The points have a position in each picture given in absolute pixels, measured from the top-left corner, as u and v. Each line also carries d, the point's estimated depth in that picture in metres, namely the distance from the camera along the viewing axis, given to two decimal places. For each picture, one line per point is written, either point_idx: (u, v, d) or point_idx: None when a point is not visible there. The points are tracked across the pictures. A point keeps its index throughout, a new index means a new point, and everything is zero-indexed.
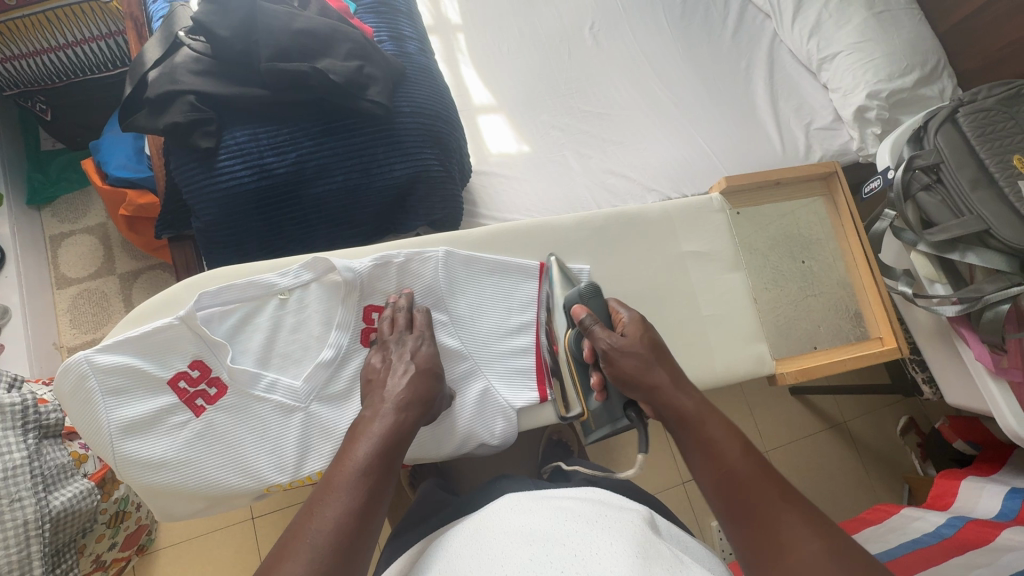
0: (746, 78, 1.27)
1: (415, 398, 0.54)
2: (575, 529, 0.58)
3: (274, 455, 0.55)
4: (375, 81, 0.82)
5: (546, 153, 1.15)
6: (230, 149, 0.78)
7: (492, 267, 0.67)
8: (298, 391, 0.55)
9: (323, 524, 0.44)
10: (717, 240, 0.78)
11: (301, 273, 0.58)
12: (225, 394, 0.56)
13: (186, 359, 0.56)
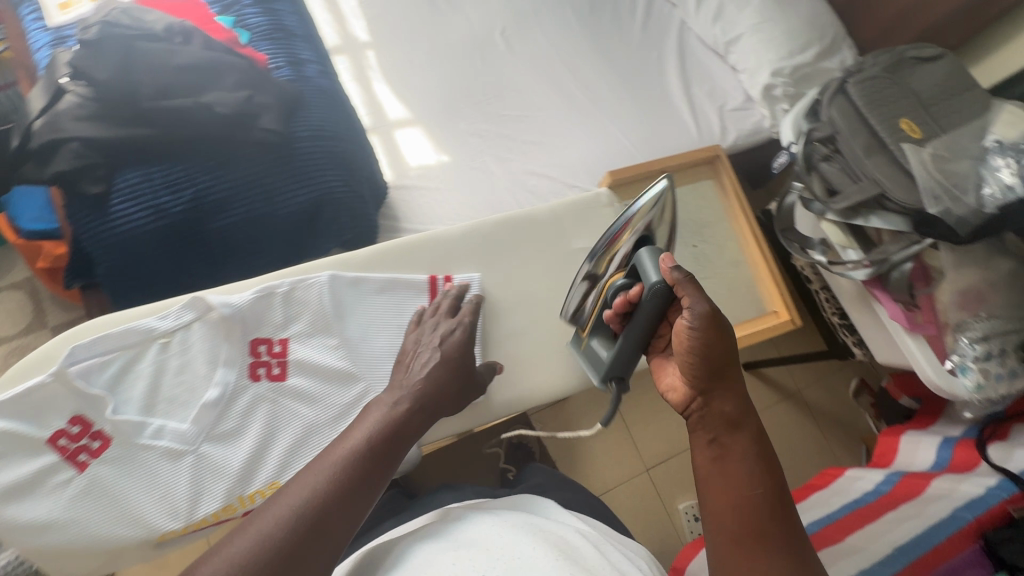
0: (659, 67, 1.29)
1: (437, 385, 0.58)
2: (503, 534, 0.51)
3: (166, 502, 0.53)
4: (267, 109, 0.81)
5: (466, 161, 1.15)
6: (122, 192, 0.77)
7: (382, 286, 0.63)
8: (185, 434, 0.54)
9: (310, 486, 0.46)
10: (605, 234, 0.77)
11: (180, 315, 0.56)
12: (110, 446, 0.53)
13: (65, 415, 0.54)
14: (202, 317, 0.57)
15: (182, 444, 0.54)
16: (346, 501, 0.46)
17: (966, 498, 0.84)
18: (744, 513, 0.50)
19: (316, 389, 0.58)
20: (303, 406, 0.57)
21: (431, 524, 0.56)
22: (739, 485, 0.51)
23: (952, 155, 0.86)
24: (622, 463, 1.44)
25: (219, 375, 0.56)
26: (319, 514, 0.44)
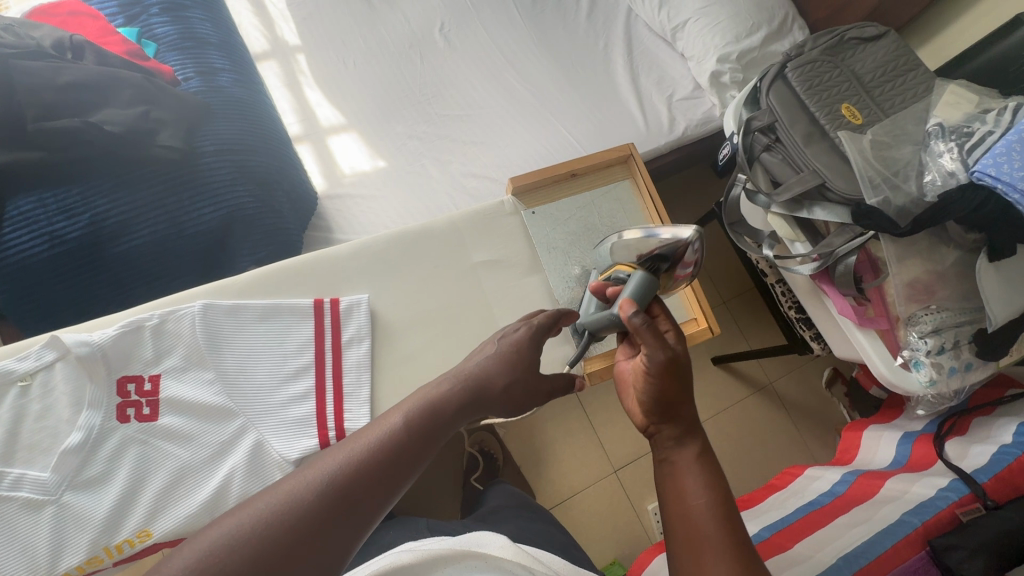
0: (606, 58, 1.24)
1: (501, 368, 0.55)
2: None
3: (24, 558, 0.49)
4: (165, 125, 0.77)
5: (405, 165, 1.11)
6: (15, 220, 0.73)
7: (263, 312, 0.60)
8: (47, 483, 0.50)
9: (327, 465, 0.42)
10: (511, 245, 0.70)
11: (43, 354, 0.53)
12: None
13: None
14: (65, 356, 0.53)
15: (43, 495, 0.50)
16: (368, 485, 0.42)
17: (917, 502, 0.80)
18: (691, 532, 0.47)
19: (191, 427, 0.54)
20: (175, 446, 0.53)
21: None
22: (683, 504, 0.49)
23: (893, 141, 0.82)
24: (588, 466, 1.41)
25: (84, 418, 0.52)
26: (332, 496, 0.40)
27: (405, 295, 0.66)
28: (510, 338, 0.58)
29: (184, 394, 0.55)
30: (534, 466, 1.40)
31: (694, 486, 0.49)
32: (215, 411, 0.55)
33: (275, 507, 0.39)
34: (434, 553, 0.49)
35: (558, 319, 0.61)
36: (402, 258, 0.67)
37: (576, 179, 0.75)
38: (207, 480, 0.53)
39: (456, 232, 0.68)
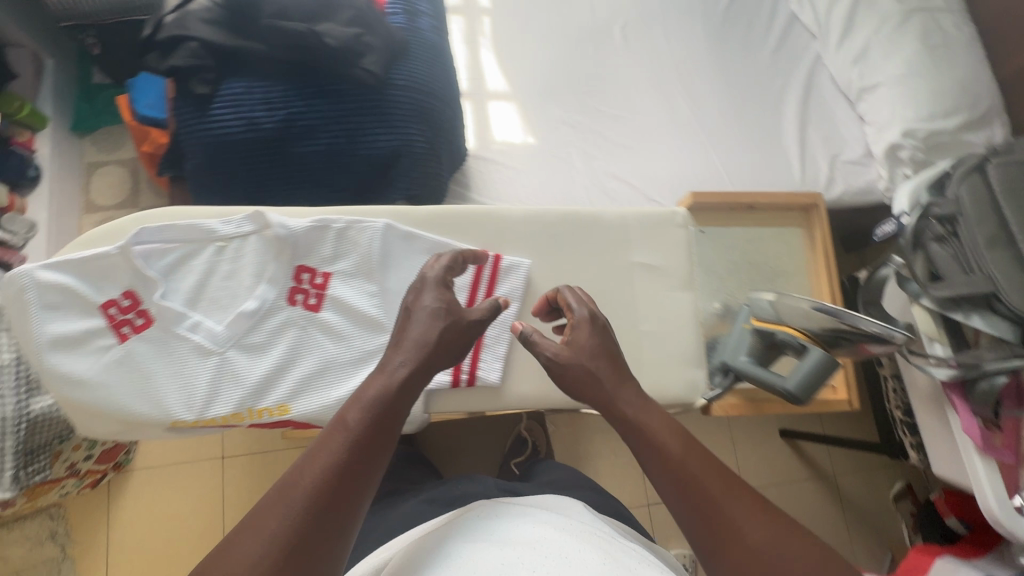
0: (778, 100, 1.20)
1: (438, 340, 0.56)
2: (545, 534, 0.59)
3: (183, 394, 0.62)
4: (372, 51, 0.82)
5: (552, 148, 1.13)
6: (224, 99, 0.81)
7: (431, 247, 0.69)
8: (217, 334, 0.63)
9: (297, 492, 0.44)
10: (672, 254, 0.74)
11: (242, 225, 0.64)
12: (150, 326, 0.62)
13: (119, 288, 0.62)
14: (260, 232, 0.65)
15: (212, 344, 0.63)
16: (333, 501, 0.45)
17: None
18: (669, 466, 0.52)
19: (347, 327, 0.66)
20: (326, 340, 0.66)
21: (466, 521, 0.63)
22: (649, 437, 0.54)
23: None
24: (624, 491, 1.39)
25: (261, 291, 0.64)
26: (311, 514, 0.44)
27: (567, 270, 0.72)
28: (432, 302, 0.58)
29: (341, 298, 0.66)
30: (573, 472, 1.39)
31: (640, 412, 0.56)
32: (371, 322, 0.66)
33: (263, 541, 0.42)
34: (514, 500, 0.67)
35: (465, 260, 0.65)
36: (569, 236, 0.73)
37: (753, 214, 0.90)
38: (347, 376, 0.65)
39: (625, 228, 0.74)
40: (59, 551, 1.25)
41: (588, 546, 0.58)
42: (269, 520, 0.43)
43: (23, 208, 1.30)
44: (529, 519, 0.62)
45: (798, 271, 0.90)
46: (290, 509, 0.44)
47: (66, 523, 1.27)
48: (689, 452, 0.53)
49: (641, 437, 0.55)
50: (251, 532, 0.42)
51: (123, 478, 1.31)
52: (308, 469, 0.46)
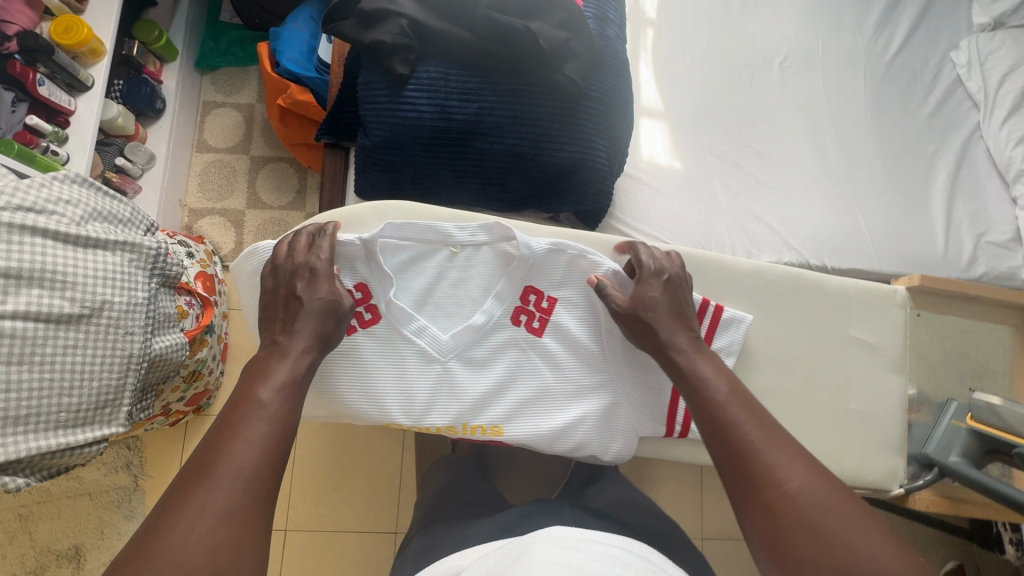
0: (929, 165, 1.17)
1: (319, 338, 0.60)
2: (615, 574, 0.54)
3: (405, 399, 0.68)
4: (576, 58, 0.80)
5: (697, 176, 1.10)
6: (420, 82, 0.79)
7: None
8: (442, 344, 0.68)
9: (227, 471, 0.48)
10: (886, 336, 0.79)
11: (478, 234, 0.69)
12: (376, 323, 0.68)
13: (354, 279, 0.68)
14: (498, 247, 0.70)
15: (435, 351, 0.68)
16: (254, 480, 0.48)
17: None
18: (730, 429, 0.55)
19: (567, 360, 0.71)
20: (545, 368, 0.71)
21: (532, 545, 0.59)
22: (698, 384, 0.60)
23: None
24: (682, 522, 1.39)
25: (488, 306, 0.69)
26: (245, 484, 0.48)
27: (786, 335, 0.76)
28: (322, 296, 0.61)
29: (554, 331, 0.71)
30: None
31: (708, 379, 0.60)
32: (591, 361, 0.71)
33: (206, 517, 0.45)
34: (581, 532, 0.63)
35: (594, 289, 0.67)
36: (791, 302, 0.76)
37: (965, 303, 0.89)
38: (560, 408, 0.70)
39: (847, 301, 0.78)
40: (132, 481, 1.28)
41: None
42: (205, 495, 0.46)
43: (144, 138, 1.30)
44: (610, 558, 0.58)
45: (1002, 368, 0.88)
46: (223, 487, 0.47)
47: (141, 454, 1.29)
48: (748, 418, 0.56)
49: (702, 404, 0.58)
50: (191, 504, 0.45)
51: (200, 420, 1.32)
52: (237, 446, 0.49)
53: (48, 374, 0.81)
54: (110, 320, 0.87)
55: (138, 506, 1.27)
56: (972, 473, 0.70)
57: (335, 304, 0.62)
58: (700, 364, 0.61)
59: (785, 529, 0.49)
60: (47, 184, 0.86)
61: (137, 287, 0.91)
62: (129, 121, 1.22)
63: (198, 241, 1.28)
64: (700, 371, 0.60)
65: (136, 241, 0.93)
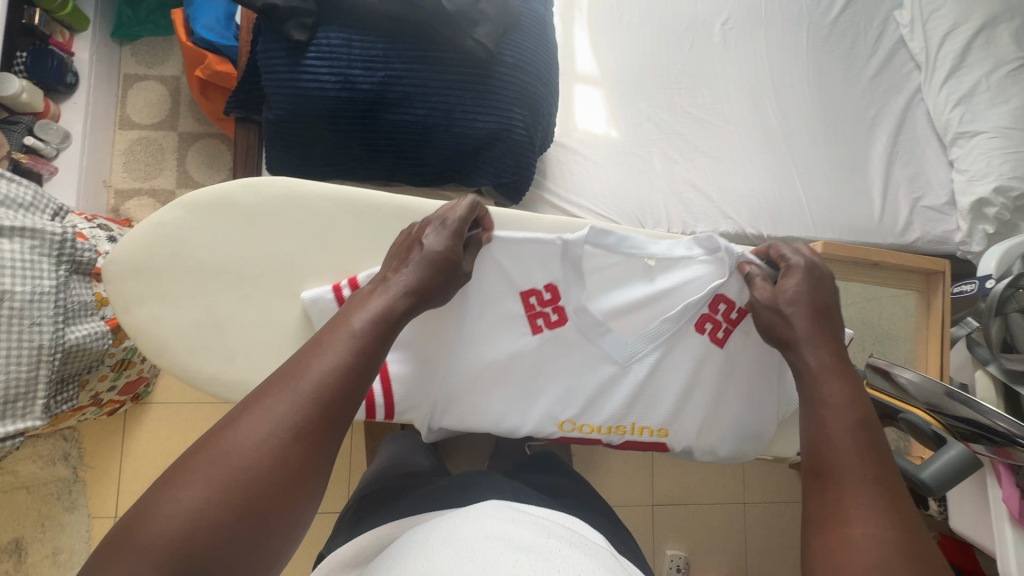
0: (870, 129, 1.15)
1: (420, 288, 0.51)
2: (560, 547, 0.54)
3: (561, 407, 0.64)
4: (487, 20, 0.75)
5: (633, 146, 1.06)
6: (320, 49, 0.74)
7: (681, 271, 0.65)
8: (621, 347, 0.64)
9: (305, 386, 0.42)
10: None
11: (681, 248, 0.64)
12: (564, 326, 0.63)
13: (542, 279, 0.62)
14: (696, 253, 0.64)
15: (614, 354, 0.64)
16: (325, 420, 0.42)
17: None
18: (829, 446, 0.50)
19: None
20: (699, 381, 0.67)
21: (473, 518, 0.58)
22: (821, 401, 0.53)
23: None
24: (632, 489, 1.41)
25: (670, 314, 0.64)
26: (316, 404, 0.42)
27: None
28: (438, 247, 0.52)
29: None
30: (585, 464, 1.39)
31: (839, 404, 0.53)
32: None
33: (275, 433, 0.40)
34: (528, 510, 0.62)
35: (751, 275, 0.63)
36: None
37: (877, 270, 0.89)
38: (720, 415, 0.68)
39: None
40: (71, 473, 1.25)
41: (602, 569, 0.52)
42: (279, 404, 0.42)
43: (58, 115, 1.23)
44: (546, 530, 0.58)
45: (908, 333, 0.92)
46: (297, 399, 0.42)
47: (79, 446, 1.26)
48: (866, 458, 0.49)
49: (819, 428, 0.52)
50: (262, 407, 0.41)
51: (140, 409, 1.29)
52: (320, 361, 0.44)
53: None
54: (13, 311, 0.82)
55: (79, 498, 1.24)
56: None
57: (448, 261, 0.53)
58: (829, 386, 0.54)
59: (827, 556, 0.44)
60: None
61: (43, 274, 0.87)
62: (36, 98, 1.15)
63: (122, 223, 1.22)
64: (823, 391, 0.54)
65: (39, 226, 0.88)
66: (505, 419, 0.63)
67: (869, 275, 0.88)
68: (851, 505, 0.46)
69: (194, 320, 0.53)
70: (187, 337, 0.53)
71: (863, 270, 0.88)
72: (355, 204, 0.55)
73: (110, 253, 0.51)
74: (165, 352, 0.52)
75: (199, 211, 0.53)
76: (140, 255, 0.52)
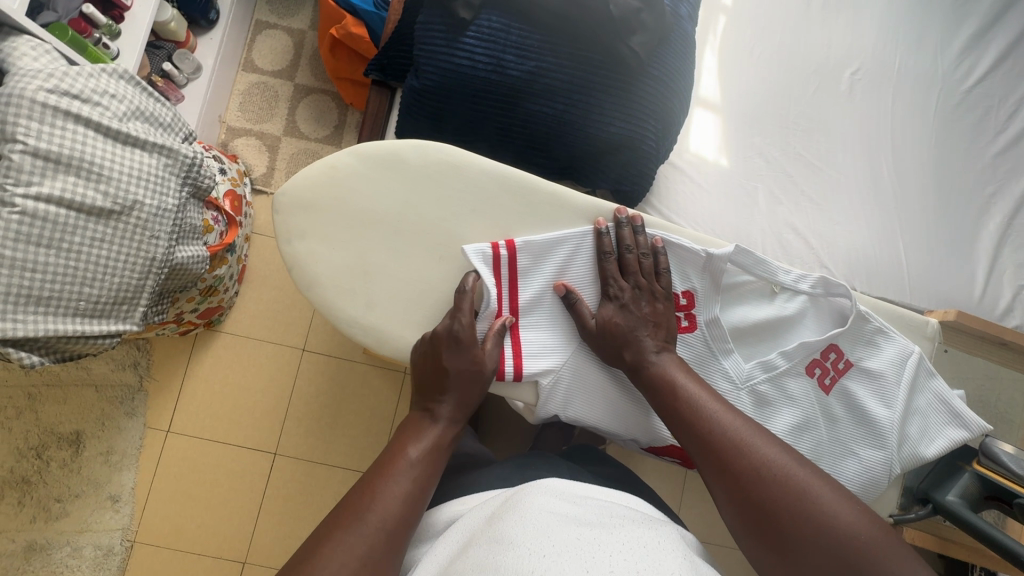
0: (985, 207, 1.11)
1: (464, 403, 0.57)
2: (625, 527, 0.52)
3: None
4: (644, 30, 0.76)
5: (741, 178, 1.06)
6: (479, 30, 0.77)
7: (803, 312, 0.61)
8: (739, 371, 0.58)
9: (373, 516, 0.48)
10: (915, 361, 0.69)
11: (804, 282, 0.60)
12: (692, 333, 0.60)
13: (680, 284, 0.61)
14: (816, 294, 0.61)
15: (730, 377, 0.59)
16: (389, 543, 0.47)
17: None
18: (722, 450, 0.51)
19: (843, 416, 0.59)
20: (830, 426, 0.59)
21: (526, 494, 0.56)
22: (685, 407, 0.54)
23: None
24: None
25: (790, 349, 0.58)
26: (387, 542, 0.47)
27: None
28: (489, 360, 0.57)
29: (787, 375, 0.59)
30: None
31: (701, 400, 0.54)
32: (872, 426, 0.59)
33: (351, 560, 0.45)
34: (590, 490, 0.60)
35: (863, 319, 0.60)
36: None
37: (1002, 350, 0.84)
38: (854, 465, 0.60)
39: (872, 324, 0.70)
40: (136, 381, 1.31)
41: (675, 547, 0.50)
42: (350, 535, 0.46)
43: (193, 48, 1.30)
44: (610, 512, 0.55)
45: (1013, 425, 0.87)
46: (367, 530, 0.47)
47: (149, 358, 1.33)
48: (748, 453, 0.50)
49: (701, 437, 0.52)
50: (337, 542, 0.46)
51: (209, 335, 1.35)
52: (386, 490, 0.50)
53: (74, 261, 0.79)
54: (137, 222, 0.83)
55: (140, 406, 1.31)
56: (972, 520, 0.61)
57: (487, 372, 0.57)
58: (685, 381, 0.55)
59: (780, 550, 0.47)
60: (95, 76, 0.83)
61: (169, 193, 0.87)
62: (181, 28, 1.23)
63: (231, 159, 1.29)
64: (678, 384, 0.55)
65: (174, 146, 0.88)
66: (613, 413, 0.61)
67: (993, 356, 0.84)
68: (772, 503, 0.47)
69: (347, 261, 0.59)
70: (336, 277, 0.59)
71: (988, 350, 0.83)
72: (507, 184, 0.61)
73: (289, 187, 0.59)
74: (314, 285, 0.59)
75: (370, 166, 0.60)
76: (311, 192, 0.59)
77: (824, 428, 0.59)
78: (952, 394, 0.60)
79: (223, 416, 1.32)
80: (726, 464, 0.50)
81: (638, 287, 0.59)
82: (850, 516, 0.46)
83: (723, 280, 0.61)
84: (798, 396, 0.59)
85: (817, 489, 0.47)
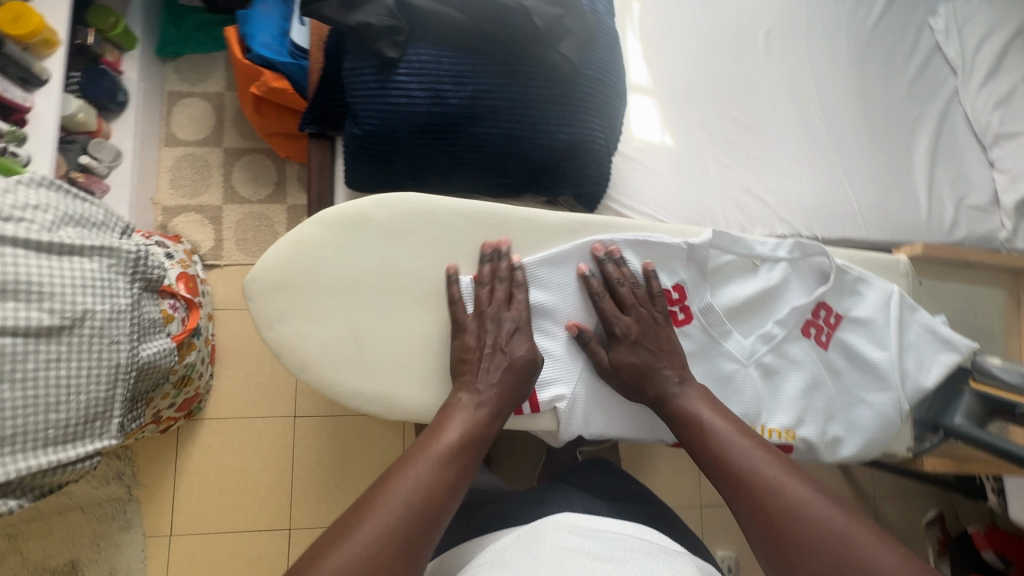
0: (911, 133, 1.18)
1: (498, 400, 0.55)
2: (638, 558, 0.52)
3: None
4: (571, 35, 0.78)
5: (689, 154, 1.08)
6: (410, 65, 0.76)
7: (786, 276, 0.64)
8: (744, 348, 0.60)
9: (386, 515, 0.45)
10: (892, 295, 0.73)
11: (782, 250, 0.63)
12: (691, 323, 0.61)
13: (669, 279, 0.62)
14: (793, 258, 0.64)
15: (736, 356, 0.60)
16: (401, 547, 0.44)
17: None
18: (752, 485, 0.51)
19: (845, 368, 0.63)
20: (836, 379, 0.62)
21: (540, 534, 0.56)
22: (717, 447, 0.54)
23: None
24: None
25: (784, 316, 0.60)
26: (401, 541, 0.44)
27: None
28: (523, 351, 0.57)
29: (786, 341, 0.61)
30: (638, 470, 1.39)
31: (731, 440, 0.54)
32: (874, 370, 0.62)
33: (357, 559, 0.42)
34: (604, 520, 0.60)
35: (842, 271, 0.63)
36: None
37: (962, 264, 0.89)
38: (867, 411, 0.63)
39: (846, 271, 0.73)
40: (124, 492, 1.23)
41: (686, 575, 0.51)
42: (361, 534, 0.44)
43: (108, 134, 1.23)
44: (623, 542, 0.56)
45: (989, 331, 0.92)
46: (376, 532, 0.44)
47: (132, 464, 1.25)
48: (783, 489, 0.49)
49: (733, 474, 0.52)
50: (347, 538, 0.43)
51: (192, 425, 1.28)
52: (400, 487, 0.47)
53: (32, 391, 0.73)
54: (92, 331, 0.78)
55: (134, 517, 1.23)
56: (980, 436, 0.65)
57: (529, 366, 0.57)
58: (712, 420, 0.55)
59: None
60: (12, 189, 0.78)
61: (119, 293, 0.82)
62: (91, 117, 1.16)
63: (174, 240, 1.22)
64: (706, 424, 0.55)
65: (114, 244, 0.83)
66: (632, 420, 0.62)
67: (954, 271, 0.89)
68: (806, 543, 0.46)
69: (337, 334, 0.58)
70: (329, 352, 0.57)
71: (948, 267, 0.88)
72: (484, 218, 0.61)
73: (259, 270, 0.57)
74: (308, 364, 0.57)
75: (342, 231, 0.59)
76: (283, 271, 0.57)
77: (832, 382, 0.62)
78: (935, 322, 0.65)
79: (225, 505, 1.26)
80: (758, 500, 0.50)
81: (642, 320, 0.59)
82: (892, 562, 0.44)
83: (708, 266, 0.62)
84: (802, 358, 0.61)
85: (854, 532, 0.45)
